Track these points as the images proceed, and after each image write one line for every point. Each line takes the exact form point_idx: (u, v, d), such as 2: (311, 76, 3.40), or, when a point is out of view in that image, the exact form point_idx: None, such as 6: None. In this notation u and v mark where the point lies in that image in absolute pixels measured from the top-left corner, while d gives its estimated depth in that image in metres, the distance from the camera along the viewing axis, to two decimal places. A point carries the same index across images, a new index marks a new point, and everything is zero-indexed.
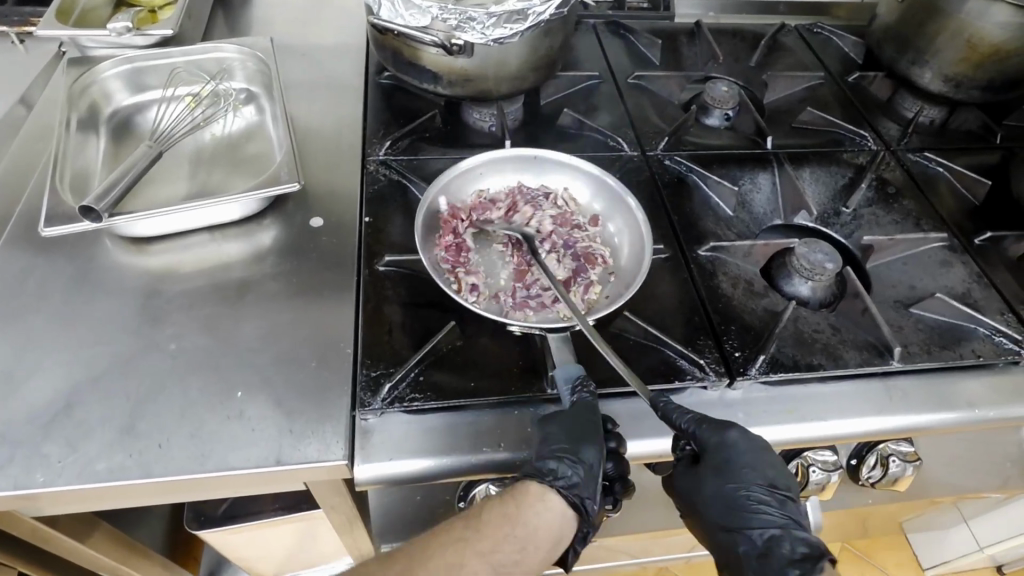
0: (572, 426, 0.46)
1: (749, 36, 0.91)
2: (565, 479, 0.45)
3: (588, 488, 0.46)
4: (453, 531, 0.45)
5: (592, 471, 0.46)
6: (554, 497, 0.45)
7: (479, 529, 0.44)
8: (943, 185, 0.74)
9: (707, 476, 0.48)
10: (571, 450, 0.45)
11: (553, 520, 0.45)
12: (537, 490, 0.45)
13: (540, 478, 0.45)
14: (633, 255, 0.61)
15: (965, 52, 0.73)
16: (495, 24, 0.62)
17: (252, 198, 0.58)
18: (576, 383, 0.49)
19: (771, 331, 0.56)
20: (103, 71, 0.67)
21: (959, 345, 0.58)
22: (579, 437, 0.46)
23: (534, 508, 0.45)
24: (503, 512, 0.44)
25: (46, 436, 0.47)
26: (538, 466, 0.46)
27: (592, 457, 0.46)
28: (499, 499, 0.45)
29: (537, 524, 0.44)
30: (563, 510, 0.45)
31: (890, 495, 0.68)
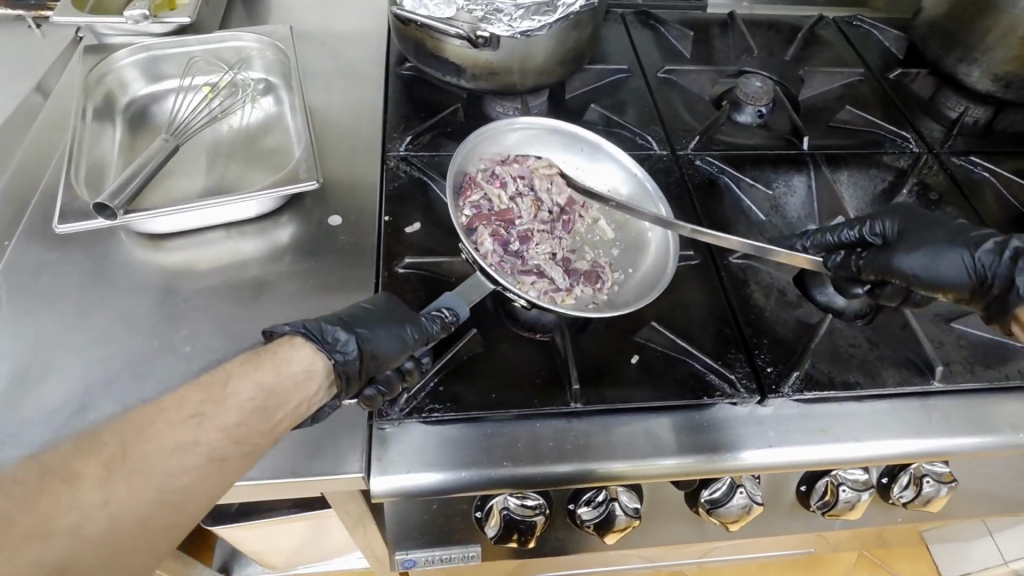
0: (384, 316, 0.48)
1: (784, 28, 0.87)
2: (343, 354, 0.44)
3: (362, 372, 0.44)
4: (184, 406, 0.37)
5: (376, 360, 0.45)
6: (321, 366, 0.43)
7: (220, 402, 0.38)
8: (988, 191, 0.70)
9: (918, 233, 0.52)
10: (363, 331, 0.46)
11: (302, 382, 0.41)
12: (296, 347, 0.43)
13: (314, 340, 0.44)
14: (637, 289, 0.58)
15: (1018, 51, 0.69)
16: (522, 16, 0.59)
17: (272, 195, 0.56)
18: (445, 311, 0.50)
19: (806, 346, 0.54)
20: (119, 60, 0.65)
21: (1004, 364, 0.55)
22: (382, 325, 0.47)
23: (282, 367, 0.41)
24: (258, 364, 0.40)
25: (59, 439, 0.46)
26: (320, 333, 0.44)
27: (386, 351, 0.45)
28: (246, 361, 0.40)
29: (287, 385, 0.40)
30: (319, 370, 0.43)
31: (921, 513, 0.66)
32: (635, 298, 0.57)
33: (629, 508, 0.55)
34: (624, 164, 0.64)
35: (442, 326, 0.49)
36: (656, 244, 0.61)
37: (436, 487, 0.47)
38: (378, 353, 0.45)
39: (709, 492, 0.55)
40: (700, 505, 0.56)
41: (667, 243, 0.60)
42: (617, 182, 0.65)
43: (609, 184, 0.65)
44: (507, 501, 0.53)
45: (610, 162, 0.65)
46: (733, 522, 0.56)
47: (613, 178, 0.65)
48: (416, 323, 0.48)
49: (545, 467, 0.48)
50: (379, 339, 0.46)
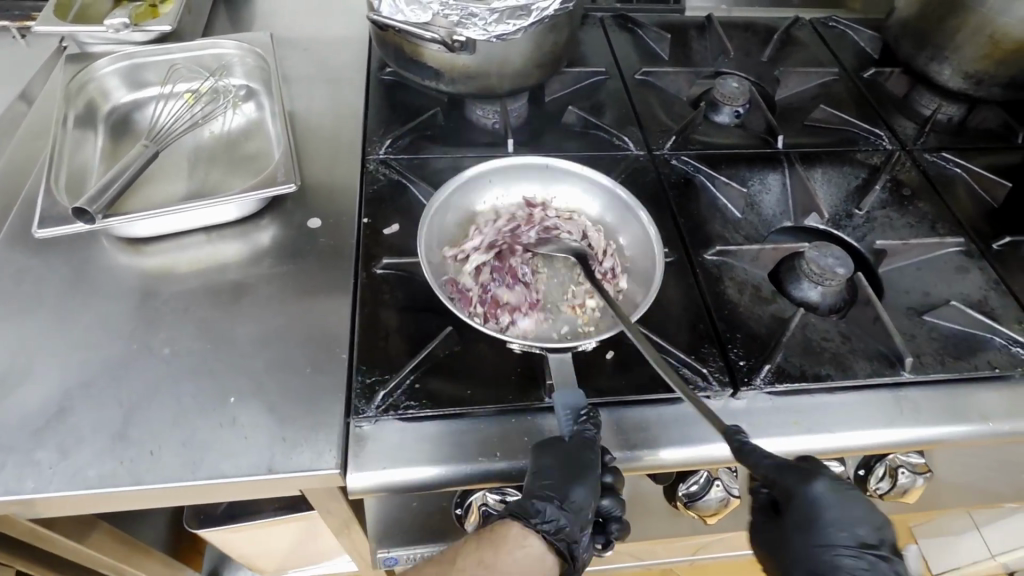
0: (565, 466, 0.45)
1: (761, 30, 0.89)
2: (550, 523, 0.45)
3: (579, 529, 0.46)
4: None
5: (582, 510, 0.46)
6: (536, 541, 0.45)
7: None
8: (961, 186, 0.71)
9: (789, 531, 0.42)
10: (557, 491, 0.45)
11: (538, 560, 0.44)
12: (517, 531, 0.45)
13: (523, 519, 0.45)
14: (644, 251, 0.60)
15: (987, 49, 0.70)
16: (497, 20, 0.60)
17: (250, 199, 0.57)
18: (577, 411, 0.47)
19: (778, 340, 0.55)
20: (101, 68, 0.66)
21: (973, 356, 0.56)
22: (573, 478, 0.45)
23: (513, 553, 0.44)
24: (479, 561, 0.44)
25: (39, 442, 0.46)
26: (528, 506, 0.45)
27: (582, 498, 0.45)
28: (476, 541, 0.45)
29: (512, 571, 0.43)
30: (542, 551, 0.45)
31: (899, 505, 0.66)
32: (646, 258, 0.59)
33: None
34: (586, 177, 0.64)
35: (593, 426, 0.47)
36: (640, 248, 0.61)
37: (440, 481, 0.47)
38: (578, 502, 0.45)
39: (687, 487, 0.56)
40: (678, 499, 0.57)
41: (649, 240, 0.60)
42: (585, 199, 0.65)
43: (577, 204, 0.65)
44: (485, 496, 0.53)
45: (566, 180, 0.65)
46: (711, 516, 0.57)
47: (580, 196, 0.65)
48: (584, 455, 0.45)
49: (522, 461, 0.49)
50: (575, 494, 0.45)
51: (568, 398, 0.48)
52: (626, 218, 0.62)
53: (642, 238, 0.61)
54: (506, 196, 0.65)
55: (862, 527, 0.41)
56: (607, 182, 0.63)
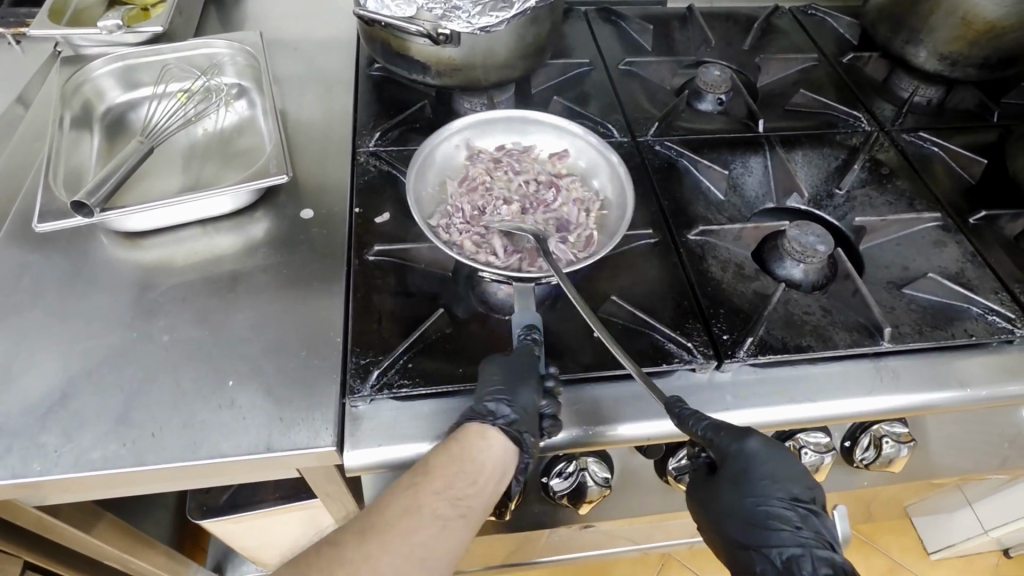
0: (512, 371, 0.48)
1: (742, 19, 0.90)
2: (504, 417, 0.47)
3: (527, 424, 0.48)
4: (402, 482, 0.44)
5: (527, 410, 0.48)
6: (494, 433, 0.47)
7: (428, 472, 0.44)
8: (938, 165, 0.73)
9: (722, 485, 0.48)
10: (505, 389, 0.47)
11: (498, 454, 0.47)
12: (476, 428, 0.47)
13: (480, 418, 0.47)
14: (615, 205, 0.62)
15: (960, 31, 0.72)
16: (480, 12, 0.62)
17: (243, 190, 0.59)
18: (528, 329, 0.51)
19: (760, 313, 0.56)
20: (95, 69, 0.68)
21: (950, 325, 0.58)
22: (519, 378, 0.47)
23: (480, 447, 0.46)
24: (453, 457, 0.45)
25: (44, 426, 0.48)
26: (480, 407, 0.48)
27: (529, 397, 0.48)
28: (443, 445, 0.46)
29: (484, 460, 0.46)
30: (504, 443, 0.47)
31: (885, 477, 0.68)
32: (618, 217, 0.61)
33: (600, 477, 0.56)
34: (561, 126, 0.66)
35: (534, 341, 0.51)
36: (612, 188, 0.63)
37: None
38: (527, 402, 0.48)
39: (676, 461, 0.58)
40: (669, 474, 0.58)
41: (621, 182, 0.62)
42: (560, 144, 0.67)
43: (558, 149, 0.67)
44: None
45: (547, 129, 0.67)
46: None
47: (557, 142, 0.67)
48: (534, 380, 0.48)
49: None
50: (524, 393, 0.47)
51: (526, 318, 0.52)
52: (602, 165, 0.65)
53: (614, 183, 0.63)
54: (491, 142, 0.67)
55: (796, 485, 0.47)
56: (581, 129, 0.65)
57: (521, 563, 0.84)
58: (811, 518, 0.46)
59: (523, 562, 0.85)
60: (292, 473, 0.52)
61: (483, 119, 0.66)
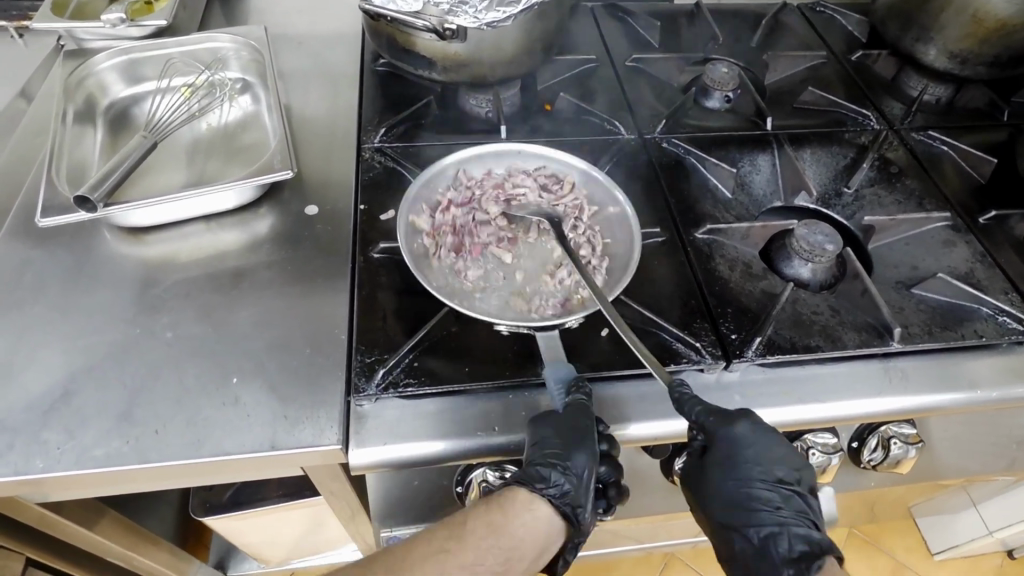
0: (567, 431, 0.46)
1: (750, 16, 0.90)
2: (556, 487, 0.46)
3: (575, 492, 0.46)
4: (432, 542, 0.44)
5: (579, 477, 0.47)
6: (541, 505, 0.46)
7: (461, 541, 0.44)
8: (947, 164, 0.72)
9: (715, 466, 0.48)
10: (562, 457, 0.46)
11: (541, 529, 0.45)
12: (525, 496, 0.46)
13: (529, 484, 0.46)
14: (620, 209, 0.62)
15: (971, 28, 0.71)
16: (487, 7, 0.61)
17: (247, 186, 0.58)
18: (568, 383, 0.49)
19: (768, 313, 0.56)
20: (98, 63, 0.67)
21: (960, 325, 0.57)
22: (575, 441, 0.46)
23: (521, 518, 0.45)
24: (490, 523, 0.44)
25: (46, 423, 0.48)
26: (529, 471, 0.46)
27: (583, 464, 0.46)
28: (485, 505, 0.45)
29: (524, 537, 0.45)
30: (551, 516, 0.46)
31: (892, 478, 0.67)
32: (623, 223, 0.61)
33: None
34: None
35: (581, 394, 0.48)
36: (615, 192, 0.63)
37: (438, 456, 0.49)
38: (580, 469, 0.46)
39: (683, 460, 0.57)
40: (675, 473, 0.58)
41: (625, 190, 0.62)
42: (565, 144, 0.67)
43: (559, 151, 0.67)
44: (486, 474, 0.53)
45: None
46: None
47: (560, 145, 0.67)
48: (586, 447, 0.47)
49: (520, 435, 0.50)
50: (578, 460, 0.46)
51: (562, 371, 0.49)
52: (605, 166, 0.65)
53: (615, 187, 0.63)
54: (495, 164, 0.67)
55: (781, 468, 0.47)
56: (584, 134, 0.66)
57: None
58: (793, 500, 0.48)
59: None
60: (296, 471, 0.51)
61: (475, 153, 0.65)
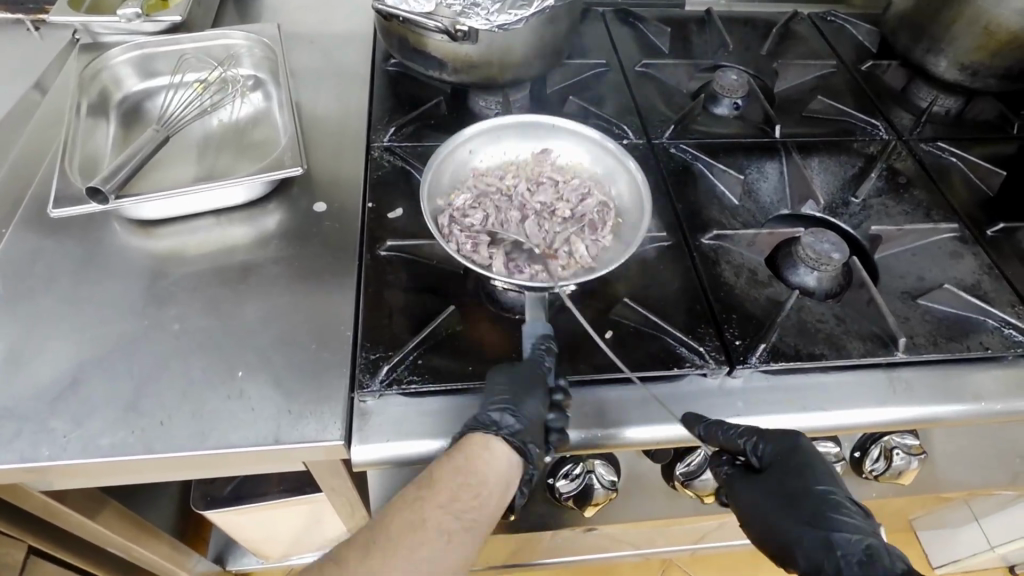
0: (516, 381, 0.48)
1: (760, 24, 0.90)
2: (509, 428, 0.47)
3: (531, 436, 0.48)
4: (406, 494, 0.43)
5: (532, 421, 0.48)
6: (498, 443, 0.47)
7: (432, 486, 0.44)
8: (956, 175, 0.72)
9: (780, 481, 0.47)
10: (512, 399, 0.47)
11: (502, 466, 0.46)
12: (483, 437, 0.46)
13: (484, 427, 0.47)
14: (632, 213, 0.61)
15: (983, 40, 0.71)
16: (500, 10, 0.62)
17: (256, 181, 0.59)
18: (540, 339, 0.51)
19: (773, 319, 0.56)
20: (113, 58, 0.68)
21: (966, 337, 0.57)
22: (525, 389, 0.47)
23: (485, 458, 0.46)
24: (456, 466, 0.44)
25: (54, 411, 0.48)
26: (483, 417, 0.48)
27: (536, 408, 0.47)
28: (447, 454, 0.45)
29: (487, 473, 0.45)
30: (507, 453, 0.47)
31: (894, 489, 0.67)
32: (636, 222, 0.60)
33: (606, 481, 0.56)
34: (584, 134, 0.66)
35: (547, 352, 0.50)
36: (630, 199, 0.62)
37: (436, 453, 0.48)
38: (533, 413, 0.48)
39: (685, 465, 0.57)
40: (676, 478, 0.58)
41: (639, 194, 0.61)
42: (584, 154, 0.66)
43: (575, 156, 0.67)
44: None
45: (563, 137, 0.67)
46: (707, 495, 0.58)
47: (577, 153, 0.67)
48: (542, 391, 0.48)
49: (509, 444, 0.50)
50: (528, 405, 0.47)
51: (538, 329, 0.52)
52: (619, 171, 0.64)
53: (633, 193, 0.62)
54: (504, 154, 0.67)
55: (851, 483, 0.46)
56: (598, 135, 0.65)
57: (522, 564, 0.84)
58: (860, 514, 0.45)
59: (524, 563, 0.85)
60: (297, 467, 0.51)
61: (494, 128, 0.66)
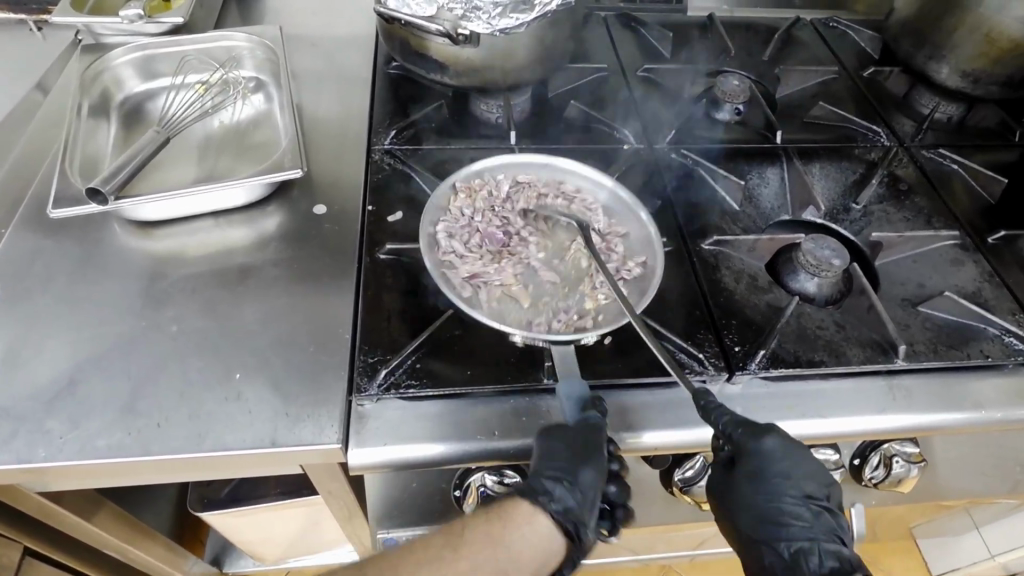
0: (574, 448, 0.45)
1: (762, 29, 0.90)
2: (560, 502, 0.44)
3: (585, 514, 0.45)
4: (430, 552, 0.42)
5: (587, 495, 0.45)
6: (543, 518, 0.44)
7: (458, 550, 0.42)
8: (957, 182, 0.72)
9: (744, 483, 0.46)
10: (568, 471, 0.44)
11: (541, 541, 0.43)
12: (527, 509, 0.44)
13: (531, 496, 0.44)
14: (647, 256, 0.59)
15: (985, 47, 0.71)
16: (500, 14, 0.61)
17: (256, 183, 0.59)
18: (583, 402, 0.47)
19: (773, 325, 0.56)
20: (114, 58, 0.68)
21: (967, 345, 0.57)
22: (584, 459, 0.45)
23: (522, 530, 0.43)
24: (490, 539, 0.42)
25: (51, 411, 0.48)
26: (532, 483, 0.45)
27: (591, 479, 0.45)
28: (484, 518, 0.43)
29: (521, 549, 0.42)
30: (552, 530, 0.44)
31: (894, 496, 0.67)
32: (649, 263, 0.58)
33: None
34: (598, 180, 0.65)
35: (596, 411, 0.47)
36: (640, 238, 0.61)
37: (433, 458, 0.48)
38: (587, 484, 0.45)
39: (683, 471, 0.57)
40: (674, 484, 0.57)
41: (651, 238, 0.60)
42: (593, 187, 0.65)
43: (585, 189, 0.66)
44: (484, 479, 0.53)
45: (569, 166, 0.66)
46: (706, 501, 0.58)
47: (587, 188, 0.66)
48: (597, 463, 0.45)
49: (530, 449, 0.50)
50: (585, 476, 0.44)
51: (574, 388, 0.48)
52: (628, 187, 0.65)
53: (641, 237, 0.61)
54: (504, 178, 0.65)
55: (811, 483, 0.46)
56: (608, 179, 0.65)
57: None
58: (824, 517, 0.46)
59: None
60: (294, 469, 0.51)
61: (509, 161, 0.66)
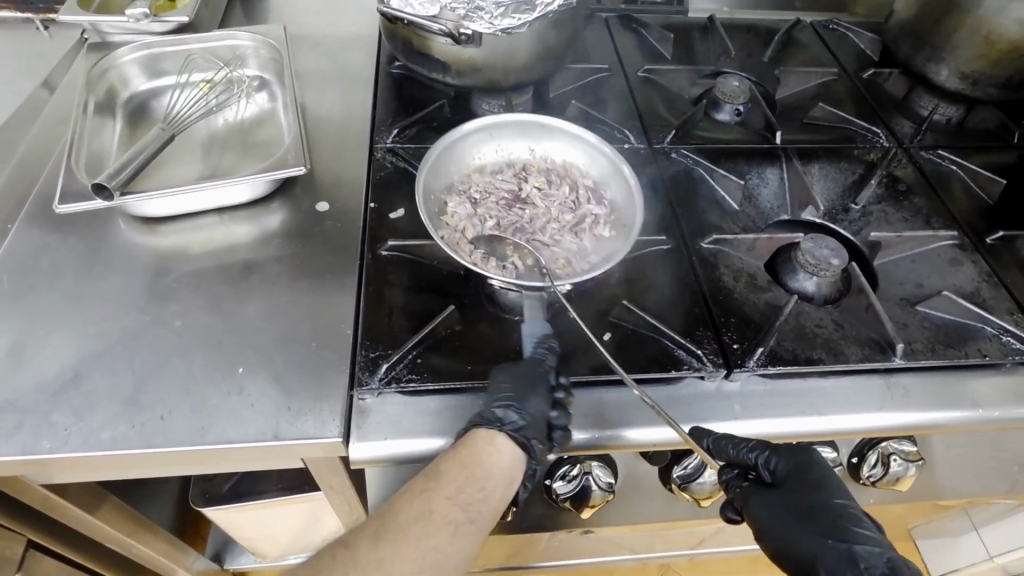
0: (520, 378, 0.48)
1: (762, 31, 0.91)
2: (512, 424, 0.48)
3: (535, 432, 0.48)
4: (414, 485, 0.44)
5: (535, 417, 0.48)
6: (502, 438, 0.47)
7: (439, 479, 0.44)
8: (957, 183, 0.72)
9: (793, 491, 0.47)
10: (515, 398, 0.48)
11: (505, 461, 0.47)
12: (484, 433, 0.47)
13: (489, 423, 0.47)
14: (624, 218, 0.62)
15: (983, 50, 0.71)
16: (502, 14, 0.62)
17: (260, 180, 0.59)
18: (541, 339, 0.52)
19: (771, 323, 0.56)
20: (121, 56, 0.69)
21: (964, 344, 0.57)
22: (528, 387, 0.47)
23: (488, 450, 0.46)
24: (462, 461, 0.45)
25: (55, 405, 0.48)
26: (488, 413, 0.48)
27: (537, 406, 0.47)
28: (454, 448, 0.46)
29: (494, 466, 0.46)
30: (510, 446, 0.47)
31: (893, 495, 0.67)
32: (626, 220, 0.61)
33: (603, 483, 0.56)
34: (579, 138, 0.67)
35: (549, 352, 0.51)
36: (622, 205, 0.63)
37: (434, 452, 0.49)
38: (536, 411, 0.48)
39: (682, 469, 0.57)
40: (673, 482, 0.58)
41: (633, 201, 0.62)
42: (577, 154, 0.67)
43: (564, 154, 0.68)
44: None
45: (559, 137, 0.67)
46: (705, 498, 0.59)
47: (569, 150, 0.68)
48: (543, 382, 0.48)
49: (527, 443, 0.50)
50: (532, 402, 0.47)
51: (538, 328, 0.52)
52: (614, 177, 0.65)
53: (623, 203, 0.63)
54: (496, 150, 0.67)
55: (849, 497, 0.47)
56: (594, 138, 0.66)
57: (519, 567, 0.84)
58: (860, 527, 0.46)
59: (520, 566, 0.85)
60: (295, 464, 0.52)
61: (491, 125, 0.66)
